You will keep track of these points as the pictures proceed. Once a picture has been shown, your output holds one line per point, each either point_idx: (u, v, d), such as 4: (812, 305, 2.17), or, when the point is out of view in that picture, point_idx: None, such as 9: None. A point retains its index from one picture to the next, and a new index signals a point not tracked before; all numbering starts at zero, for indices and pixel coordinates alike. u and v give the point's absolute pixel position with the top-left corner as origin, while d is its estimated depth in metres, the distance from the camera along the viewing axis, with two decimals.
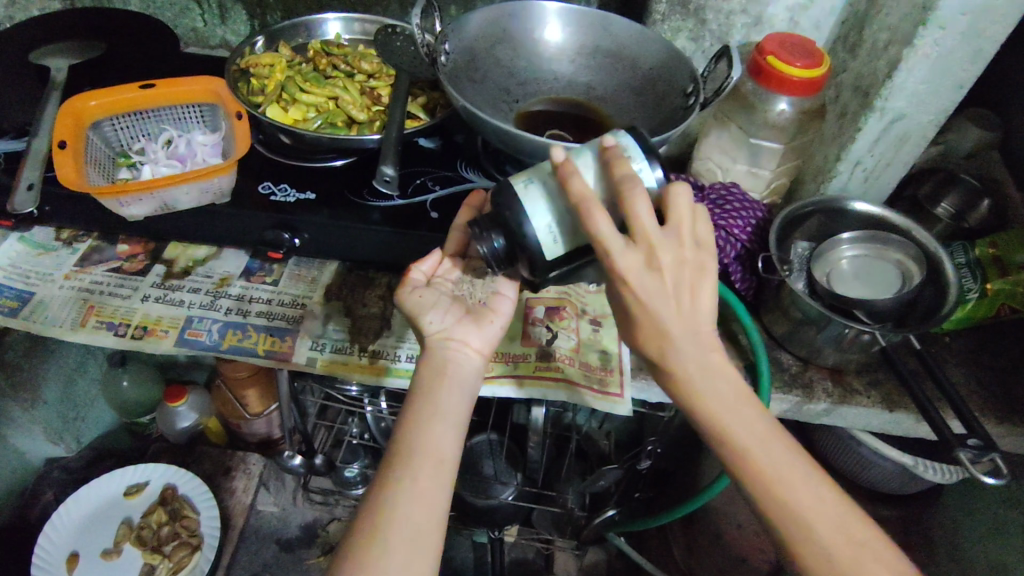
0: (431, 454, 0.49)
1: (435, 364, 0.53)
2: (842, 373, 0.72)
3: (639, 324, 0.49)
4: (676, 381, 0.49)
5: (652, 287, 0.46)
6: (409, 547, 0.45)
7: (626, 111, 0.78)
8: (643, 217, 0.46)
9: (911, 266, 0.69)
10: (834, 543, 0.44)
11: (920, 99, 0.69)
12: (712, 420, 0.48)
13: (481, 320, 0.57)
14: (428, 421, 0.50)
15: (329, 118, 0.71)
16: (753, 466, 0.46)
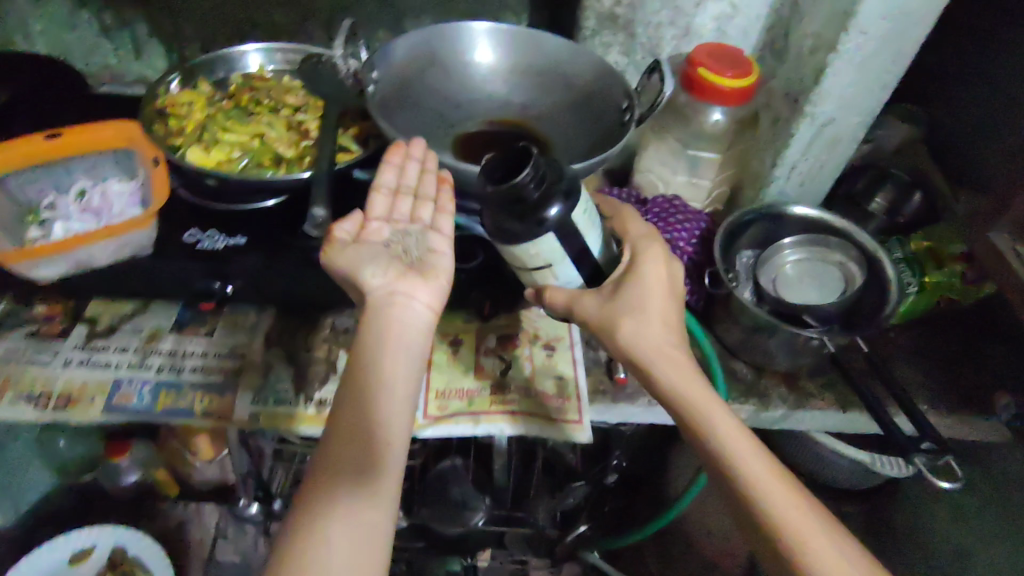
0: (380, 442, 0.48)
1: (379, 320, 0.52)
2: (796, 378, 0.73)
3: (643, 317, 0.56)
4: (667, 374, 0.55)
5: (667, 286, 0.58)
6: (353, 541, 0.43)
7: (564, 130, 0.77)
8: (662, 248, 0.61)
9: (852, 267, 0.70)
10: (806, 513, 0.48)
11: (847, 103, 0.70)
12: (695, 408, 0.54)
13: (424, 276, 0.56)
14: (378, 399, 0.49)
15: (254, 158, 0.67)
16: (735, 445, 0.52)
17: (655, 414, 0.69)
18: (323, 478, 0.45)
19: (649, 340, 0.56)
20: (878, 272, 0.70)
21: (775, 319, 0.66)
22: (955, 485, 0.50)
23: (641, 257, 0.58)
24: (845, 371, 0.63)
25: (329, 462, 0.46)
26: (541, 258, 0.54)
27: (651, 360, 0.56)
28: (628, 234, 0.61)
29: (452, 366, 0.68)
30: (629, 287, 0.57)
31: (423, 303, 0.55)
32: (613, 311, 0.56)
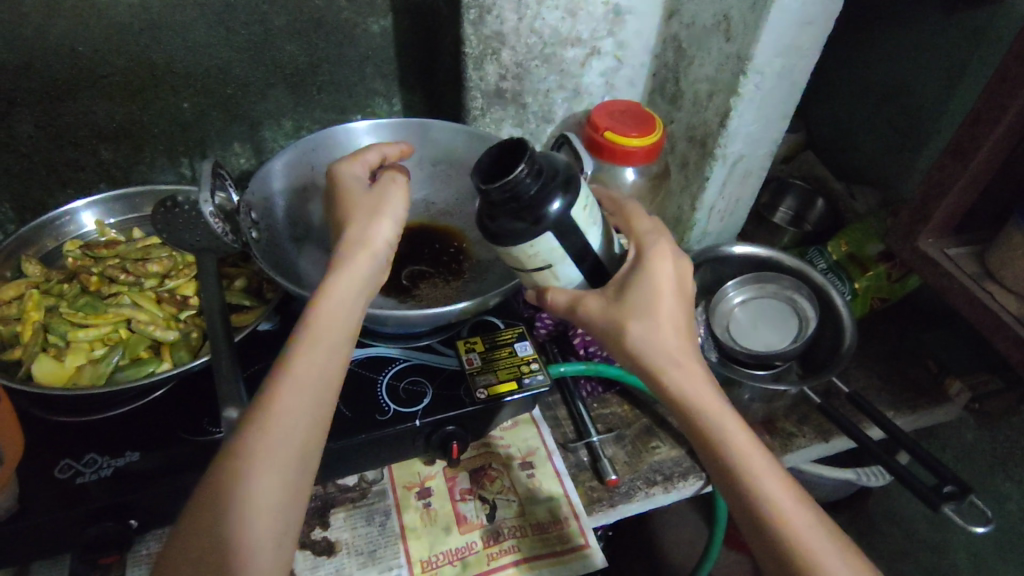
0: (269, 499, 0.39)
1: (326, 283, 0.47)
2: (773, 420, 0.71)
3: (652, 323, 0.49)
4: (680, 385, 0.48)
5: (677, 287, 0.50)
6: None
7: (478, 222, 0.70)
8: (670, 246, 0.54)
9: (802, 300, 0.68)
10: (816, 531, 0.42)
11: (753, 138, 0.69)
12: (709, 422, 0.47)
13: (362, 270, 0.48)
14: (263, 424, 0.40)
15: (126, 352, 0.54)
16: (755, 461, 0.45)
17: (655, 504, 0.64)
18: (185, 527, 0.38)
19: (659, 346, 0.49)
20: (824, 298, 0.69)
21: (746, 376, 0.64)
22: (988, 527, 0.49)
23: (648, 254, 0.52)
24: (831, 411, 0.64)
25: (195, 505, 0.38)
26: (540, 258, 0.50)
27: (660, 363, 0.48)
28: (636, 230, 0.54)
29: (430, 526, 0.59)
30: (636, 288, 0.50)
31: (348, 300, 0.46)
32: (618, 315, 0.50)
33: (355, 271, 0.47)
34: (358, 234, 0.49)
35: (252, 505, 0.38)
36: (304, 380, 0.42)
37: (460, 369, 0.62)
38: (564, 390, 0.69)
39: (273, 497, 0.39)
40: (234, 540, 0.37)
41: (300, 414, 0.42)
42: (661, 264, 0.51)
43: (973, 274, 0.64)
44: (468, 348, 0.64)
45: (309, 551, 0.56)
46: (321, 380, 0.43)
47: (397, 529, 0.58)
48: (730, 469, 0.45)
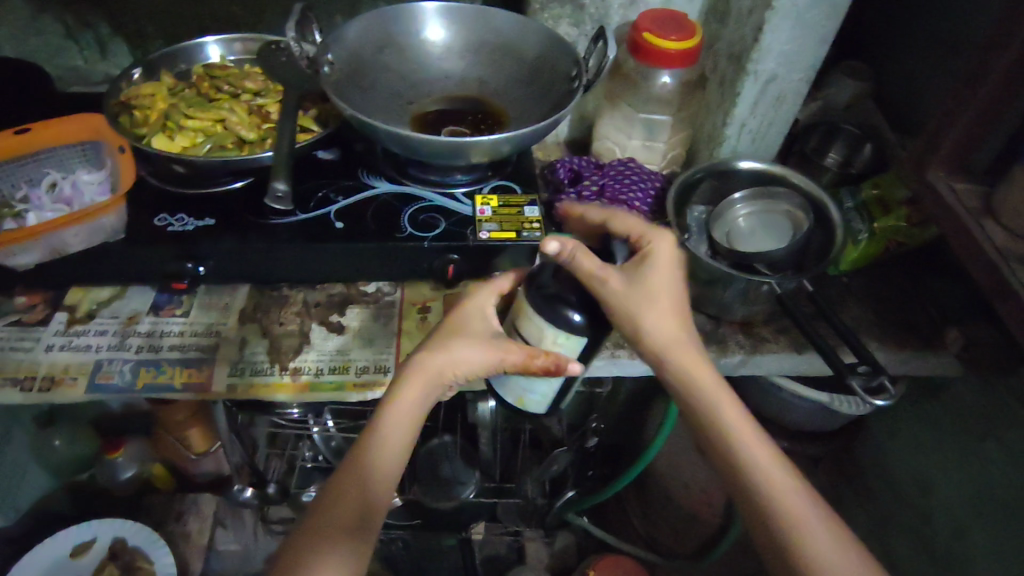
0: (360, 503, 0.52)
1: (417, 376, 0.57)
2: (752, 325, 0.76)
3: (660, 313, 0.56)
4: (692, 375, 0.56)
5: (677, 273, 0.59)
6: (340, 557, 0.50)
7: (518, 101, 0.78)
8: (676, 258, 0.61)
9: (799, 214, 0.73)
10: (807, 515, 0.49)
11: (786, 58, 0.73)
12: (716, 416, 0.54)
13: (442, 372, 0.57)
14: (365, 465, 0.54)
15: (218, 142, 0.70)
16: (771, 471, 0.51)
17: (619, 368, 0.72)
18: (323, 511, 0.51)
19: (669, 338, 0.57)
20: (822, 217, 0.74)
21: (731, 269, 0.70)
22: (887, 400, 0.55)
23: (654, 248, 0.59)
24: (793, 312, 0.65)
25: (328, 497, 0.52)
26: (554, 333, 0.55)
27: (672, 354, 0.57)
28: (634, 228, 0.61)
29: (421, 332, 0.71)
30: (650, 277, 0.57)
31: (416, 402, 0.57)
32: (633, 299, 0.54)
33: (426, 375, 0.57)
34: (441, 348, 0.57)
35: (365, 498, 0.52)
36: (386, 453, 0.54)
37: (471, 215, 0.73)
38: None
39: (363, 503, 0.52)
40: (355, 520, 0.51)
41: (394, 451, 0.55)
42: (665, 260, 0.58)
43: (972, 210, 0.65)
44: (483, 202, 0.74)
45: (324, 327, 0.71)
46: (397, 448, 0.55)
47: (395, 329, 0.71)
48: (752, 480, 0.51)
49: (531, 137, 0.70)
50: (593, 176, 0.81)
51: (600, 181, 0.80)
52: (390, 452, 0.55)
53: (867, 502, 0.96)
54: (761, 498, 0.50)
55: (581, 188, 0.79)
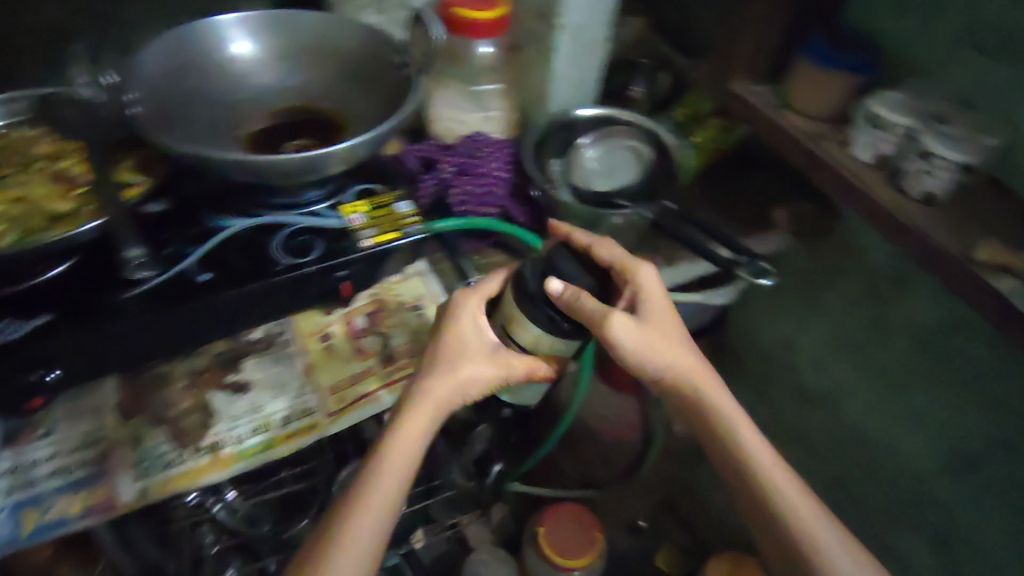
0: (355, 512, 0.53)
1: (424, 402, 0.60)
2: (628, 253, 0.83)
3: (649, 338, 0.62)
4: (724, 400, 0.63)
5: (659, 298, 0.63)
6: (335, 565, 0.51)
7: (349, 100, 0.75)
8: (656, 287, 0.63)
9: (641, 148, 0.80)
10: (844, 554, 0.57)
11: (587, 7, 0.79)
12: (730, 432, 0.62)
13: (444, 400, 0.61)
14: (373, 483, 0.55)
15: (23, 225, 0.59)
16: (794, 490, 0.60)
17: None
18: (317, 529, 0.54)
19: (688, 360, 0.64)
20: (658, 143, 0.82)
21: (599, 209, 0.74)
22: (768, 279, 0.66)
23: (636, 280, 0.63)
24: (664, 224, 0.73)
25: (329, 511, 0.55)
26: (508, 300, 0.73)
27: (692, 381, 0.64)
28: (614, 256, 0.64)
29: (333, 361, 0.67)
30: (653, 322, 0.63)
31: (421, 432, 0.58)
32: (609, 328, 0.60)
33: (429, 403, 0.60)
34: (438, 382, 0.61)
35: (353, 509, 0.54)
36: (394, 473, 0.56)
37: (344, 226, 0.69)
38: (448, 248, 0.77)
39: (372, 528, 0.53)
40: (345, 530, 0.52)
41: (401, 473, 0.56)
42: (648, 283, 0.63)
43: (771, 104, 0.75)
44: (352, 210, 0.71)
45: (225, 391, 0.64)
46: (404, 474, 0.57)
47: (305, 366, 0.67)
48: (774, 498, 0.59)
49: (386, 134, 0.68)
50: (447, 157, 0.80)
51: (455, 160, 0.80)
52: (399, 479, 0.56)
53: (746, 374, 1.12)
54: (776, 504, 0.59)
55: (439, 171, 0.78)
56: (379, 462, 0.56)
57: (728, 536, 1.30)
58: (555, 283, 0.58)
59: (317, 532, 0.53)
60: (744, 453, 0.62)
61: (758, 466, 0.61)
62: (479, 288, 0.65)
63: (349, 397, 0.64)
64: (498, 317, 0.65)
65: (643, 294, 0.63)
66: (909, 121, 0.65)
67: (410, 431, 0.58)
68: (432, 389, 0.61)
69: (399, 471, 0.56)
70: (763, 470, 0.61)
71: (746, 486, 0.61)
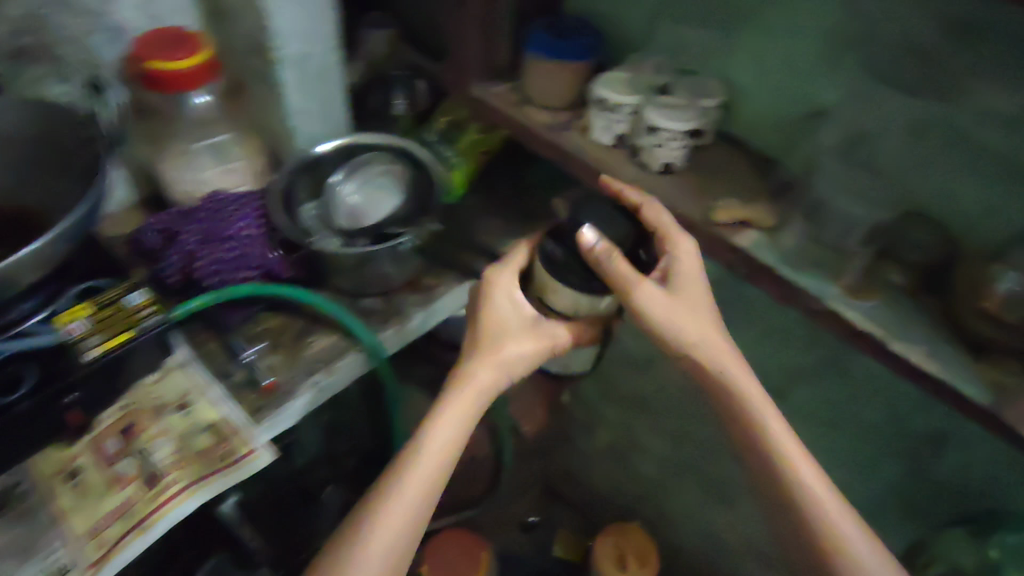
0: (368, 535, 0.54)
1: (463, 388, 0.60)
2: (417, 281, 0.78)
3: (680, 316, 0.60)
4: (783, 436, 0.58)
5: (697, 280, 0.60)
6: None
7: (42, 192, 0.64)
8: (692, 268, 0.60)
9: (394, 169, 0.76)
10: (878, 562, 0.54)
11: (304, 35, 0.72)
12: (768, 444, 0.58)
13: (483, 386, 0.60)
14: (392, 501, 0.55)
15: None
16: (815, 479, 0.57)
17: (324, 392, 0.69)
18: (335, 544, 0.55)
19: (721, 352, 0.60)
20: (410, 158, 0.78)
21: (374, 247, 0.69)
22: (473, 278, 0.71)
23: (673, 255, 0.60)
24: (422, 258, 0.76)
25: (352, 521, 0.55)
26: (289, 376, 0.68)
27: (729, 374, 0.59)
28: (660, 222, 0.61)
29: (86, 499, 0.59)
30: (686, 292, 0.60)
31: (448, 433, 0.58)
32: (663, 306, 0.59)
33: (460, 402, 0.59)
34: (478, 365, 0.61)
35: (364, 531, 0.54)
36: (414, 486, 0.56)
37: (61, 340, 0.56)
38: (215, 324, 0.70)
39: (386, 545, 0.54)
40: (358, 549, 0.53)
41: (418, 490, 0.56)
42: (685, 260, 0.60)
43: (514, 101, 0.74)
44: (69, 317, 0.58)
45: None
46: (426, 486, 0.56)
47: (52, 516, 0.58)
48: (790, 492, 0.57)
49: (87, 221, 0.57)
50: (184, 226, 0.70)
51: (195, 227, 0.70)
52: (425, 483, 0.56)
53: None
54: (812, 516, 0.56)
55: (181, 245, 0.68)
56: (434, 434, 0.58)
57: (609, 507, 1.32)
58: (586, 231, 0.60)
59: (336, 544, 0.54)
60: (779, 459, 0.58)
61: (789, 470, 0.57)
62: (511, 261, 0.66)
63: (136, 511, 0.59)
64: (535, 282, 0.65)
65: (675, 267, 0.60)
66: (634, 98, 0.66)
67: (463, 403, 0.59)
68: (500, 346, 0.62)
69: (421, 480, 0.56)
70: (806, 485, 0.57)
71: (784, 497, 0.57)
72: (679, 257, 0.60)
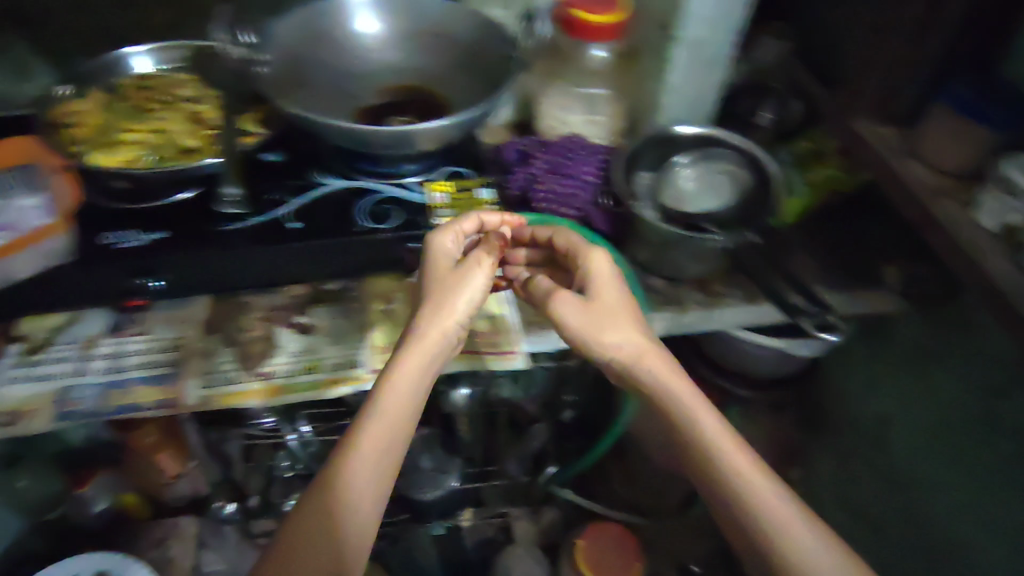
0: (323, 505, 0.52)
1: (418, 349, 0.60)
2: (708, 282, 0.78)
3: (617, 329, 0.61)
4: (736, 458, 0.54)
5: (626, 301, 0.63)
6: (325, 516, 0.52)
7: (456, 87, 0.79)
8: (603, 282, 0.64)
9: (741, 174, 0.76)
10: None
11: (711, 23, 0.75)
12: (745, 493, 0.53)
13: (428, 343, 0.60)
14: (358, 444, 0.54)
15: (161, 152, 0.72)
16: (746, 468, 0.54)
17: None
18: (306, 501, 0.53)
19: (674, 379, 0.59)
20: (762, 173, 0.76)
21: (681, 231, 0.70)
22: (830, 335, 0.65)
23: (592, 268, 0.64)
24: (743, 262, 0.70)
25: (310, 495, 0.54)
26: None
27: (696, 416, 0.56)
28: (572, 245, 0.67)
29: (390, 322, 0.73)
30: (600, 303, 0.63)
31: (409, 382, 0.58)
32: (595, 314, 0.62)
33: (419, 355, 0.60)
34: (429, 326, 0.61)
35: (332, 487, 0.53)
36: (381, 431, 0.55)
37: (426, 203, 0.75)
38: None
39: (377, 475, 0.54)
40: (320, 509, 0.52)
41: (382, 456, 0.55)
42: (603, 264, 0.64)
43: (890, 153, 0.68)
44: (440, 189, 0.77)
45: (292, 330, 0.71)
46: (384, 446, 0.55)
47: (363, 323, 0.72)
48: (710, 472, 0.55)
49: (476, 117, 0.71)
50: (541, 154, 0.81)
51: (548, 158, 0.81)
52: (404, 404, 0.57)
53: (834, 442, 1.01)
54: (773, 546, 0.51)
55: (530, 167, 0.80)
56: (378, 392, 0.57)
57: None
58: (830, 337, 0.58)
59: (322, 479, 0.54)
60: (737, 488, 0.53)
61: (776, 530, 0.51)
62: (460, 222, 0.67)
63: None
64: None
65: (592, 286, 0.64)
66: None
67: (411, 365, 0.59)
68: (428, 334, 0.61)
69: (376, 423, 0.56)
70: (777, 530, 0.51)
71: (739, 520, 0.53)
72: (608, 274, 0.64)
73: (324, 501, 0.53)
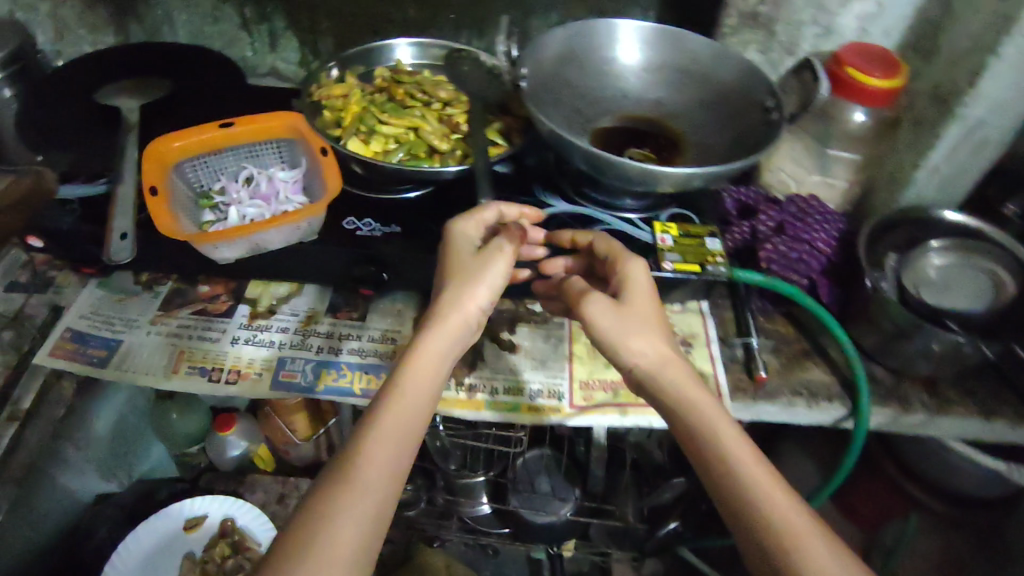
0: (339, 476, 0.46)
1: (441, 331, 0.55)
2: (936, 384, 0.71)
3: (645, 339, 0.55)
4: (777, 496, 0.46)
5: (655, 308, 0.57)
6: (344, 490, 0.45)
7: (699, 126, 0.76)
8: (636, 281, 0.58)
9: (1001, 275, 0.69)
10: None
11: (1001, 105, 0.68)
12: (791, 533, 0.44)
13: (456, 325, 0.56)
14: (380, 420, 0.49)
15: (411, 150, 0.74)
16: (791, 510, 0.46)
17: (795, 416, 0.70)
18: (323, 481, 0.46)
19: (707, 407, 0.52)
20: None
21: (921, 320, 0.64)
22: None
23: (624, 272, 0.59)
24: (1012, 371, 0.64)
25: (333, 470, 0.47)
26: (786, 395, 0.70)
27: (732, 440, 0.49)
28: (610, 247, 0.61)
29: (593, 358, 0.71)
30: (633, 307, 0.57)
31: (432, 357, 0.54)
32: (625, 317, 0.56)
33: (451, 328, 0.55)
34: (452, 297, 0.56)
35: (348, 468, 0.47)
36: (404, 411, 0.50)
37: (652, 242, 0.70)
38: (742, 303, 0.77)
39: (397, 457, 0.48)
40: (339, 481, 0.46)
41: (402, 441, 0.49)
42: (638, 271, 0.59)
43: None
44: (664, 229, 0.71)
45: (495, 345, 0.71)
46: (409, 423, 0.50)
47: (567, 353, 0.71)
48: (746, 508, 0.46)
49: (732, 170, 0.63)
50: (772, 211, 0.77)
51: (779, 217, 0.76)
52: (424, 376, 0.53)
53: None
54: None
55: (758, 222, 0.76)
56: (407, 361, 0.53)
57: None
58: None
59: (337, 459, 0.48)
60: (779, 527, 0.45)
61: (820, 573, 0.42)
62: (481, 211, 0.62)
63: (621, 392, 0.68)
64: None
65: (624, 285, 0.58)
66: None
67: (429, 343, 0.54)
68: (450, 317, 0.56)
69: (401, 398, 0.51)
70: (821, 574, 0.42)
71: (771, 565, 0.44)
72: (630, 275, 0.59)
73: (334, 478, 0.46)
